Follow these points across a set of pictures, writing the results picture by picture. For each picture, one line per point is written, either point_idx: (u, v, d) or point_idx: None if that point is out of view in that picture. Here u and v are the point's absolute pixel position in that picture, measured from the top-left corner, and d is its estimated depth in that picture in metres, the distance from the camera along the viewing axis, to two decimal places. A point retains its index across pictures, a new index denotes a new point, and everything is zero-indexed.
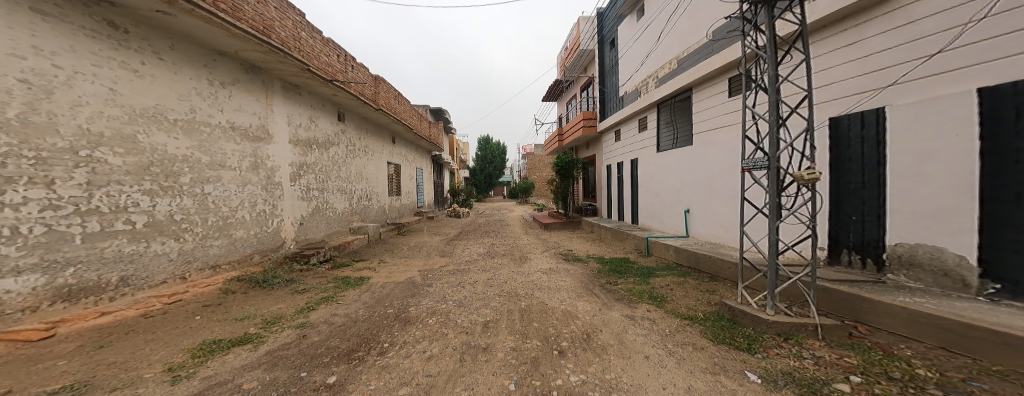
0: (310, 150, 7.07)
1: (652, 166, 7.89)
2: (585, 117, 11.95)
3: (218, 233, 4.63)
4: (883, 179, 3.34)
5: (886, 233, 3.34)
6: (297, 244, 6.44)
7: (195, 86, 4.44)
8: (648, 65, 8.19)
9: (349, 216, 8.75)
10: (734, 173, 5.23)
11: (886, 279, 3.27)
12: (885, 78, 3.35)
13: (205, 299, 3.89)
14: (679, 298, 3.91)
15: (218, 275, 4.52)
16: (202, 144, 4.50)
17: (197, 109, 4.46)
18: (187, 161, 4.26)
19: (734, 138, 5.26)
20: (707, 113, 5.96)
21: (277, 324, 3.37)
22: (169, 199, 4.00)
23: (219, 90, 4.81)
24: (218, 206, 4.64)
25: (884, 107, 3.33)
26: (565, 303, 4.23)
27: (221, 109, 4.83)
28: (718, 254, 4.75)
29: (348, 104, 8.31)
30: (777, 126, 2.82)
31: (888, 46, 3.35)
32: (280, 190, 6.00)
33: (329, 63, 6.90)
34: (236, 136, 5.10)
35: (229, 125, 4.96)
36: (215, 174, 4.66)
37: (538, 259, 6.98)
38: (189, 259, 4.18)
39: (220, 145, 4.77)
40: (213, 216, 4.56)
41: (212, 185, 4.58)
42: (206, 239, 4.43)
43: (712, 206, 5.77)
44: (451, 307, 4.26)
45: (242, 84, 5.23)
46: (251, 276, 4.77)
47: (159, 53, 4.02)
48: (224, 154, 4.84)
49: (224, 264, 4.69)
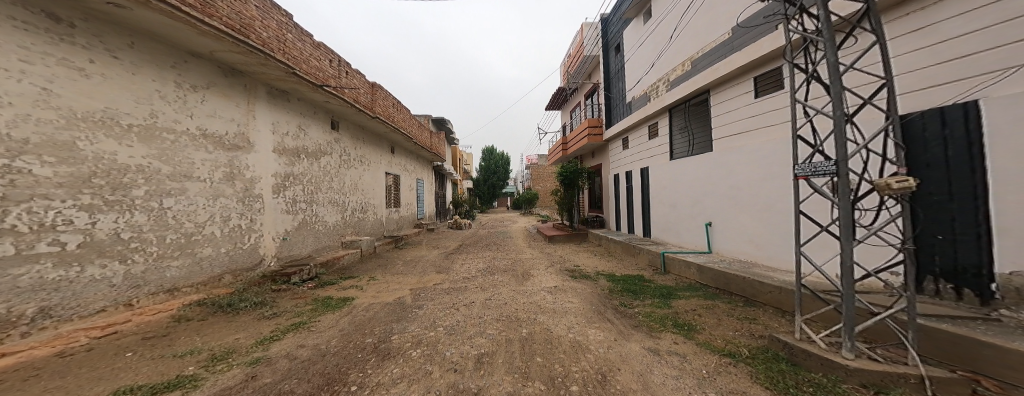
0: (298, 159, 6.64)
1: (667, 175, 7.26)
2: (591, 125, 11.53)
3: (179, 251, 4.13)
4: (982, 189, 2.66)
5: (993, 258, 2.61)
6: (279, 261, 5.94)
7: (158, 89, 4.00)
8: (659, 68, 7.69)
9: (342, 229, 8.29)
10: (770, 181, 4.52)
11: (996, 314, 2.51)
12: (979, 65, 2.73)
13: (147, 330, 3.35)
14: (712, 328, 3.26)
15: (175, 300, 4.00)
16: (165, 153, 4.03)
17: (159, 114, 4.00)
18: (144, 172, 3.79)
19: (766, 141, 4.60)
20: (733, 115, 5.32)
21: (224, 361, 2.80)
22: (115, 215, 3.50)
23: (190, 94, 4.39)
24: (179, 221, 4.16)
25: (976, 100, 2.70)
26: (574, 331, 3.60)
27: (190, 114, 4.39)
28: (754, 275, 4.08)
29: (341, 112, 7.94)
30: (845, 122, 2.18)
31: (977, 28, 2.78)
32: (261, 203, 5.54)
33: (319, 67, 6.53)
34: (208, 144, 4.62)
35: (199, 133, 4.50)
36: (179, 186, 4.18)
37: (543, 276, 6.36)
38: (137, 284, 3.66)
39: (187, 153, 4.31)
40: (173, 233, 4.07)
41: (174, 198, 4.11)
42: (161, 261, 3.92)
43: (741, 219, 5.08)
44: (441, 336, 3.69)
45: (218, 88, 4.81)
46: (215, 300, 4.27)
47: (114, 52, 3.59)
48: (193, 164, 4.38)
49: (185, 286, 4.17)
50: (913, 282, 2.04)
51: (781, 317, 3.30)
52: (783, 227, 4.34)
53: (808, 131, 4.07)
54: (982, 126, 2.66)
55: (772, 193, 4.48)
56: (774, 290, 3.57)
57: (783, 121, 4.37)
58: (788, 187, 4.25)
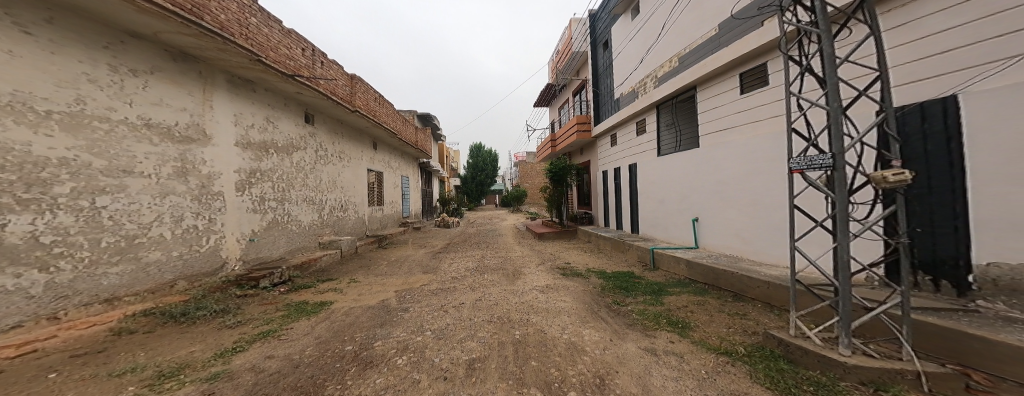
0: (266, 154, 6.23)
1: (655, 170, 7.31)
2: (580, 121, 11.53)
3: (119, 256, 3.81)
4: (961, 183, 2.74)
5: (970, 250, 2.71)
6: (245, 265, 5.69)
7: (86, 72, 3.55)
8: (647, 64, 7.69)
9: (319, 229, 7.88)
10: (756, 176, 4.57)
11: (974, 305, 2.60)
12: (956, 61, 2.83)
13: (77, 346, 3.08)
14: (707, 325, 3.25)
15: (115, 310, 3.69)
16: (97, 144, 3.63)
17: (88, 100, 3.56)
18: (70, 166, 3.41)
19: (753, 136, 4.64)
20: (719, 111, 5.35)
21: (176, 379, 2.73)
22: (30, 217, 3.13)
23: (128, 79, 3.95)
24: (117, 221, 3.80)
25: (955, 94, 2.79)
26: (568, 332, 3.63)
27: (129, 102, 3.95)
28: (743, 269, 4.11)
29: (316, 104, 7.49)
30: (842, 115, 2.14)
31: (957, 23, 2.86)
32: (221, 202, 5.22)
33: (289, 56, 6.07)
34: (154, 135, 4.22)
35: (141, 122, 4.08)
36: (116, 182, 3.81)
37: (533, 275, 6.28)
38: (65, 294, 3.34)
39: (126, 145, 3.90)
40: (110, 236, 3.72)
41: (111, 196, 3.74)
42: (95, 268, 3.57)
43: (728, 214, 5.14)
44: (429, 341, 3.50)
45: (164, 73, 4.37)
46: (164, 309, 4.01)
47: (27, 27, 3.14)
48: (134, 157, 3.98)
49: (127, 295, 3.88)
50: (908, 277, 2.03)
51: (770, 311, 3.34)
52: (769, 221, 4.39)
53: (802, 124, 4.05)
54: (960, 121, 2.74)
55: (759, 187, 4.54)
56: (762, 285, 3.59)
57: (770, 117, 4.40)
58: (774, 182, 4.30)
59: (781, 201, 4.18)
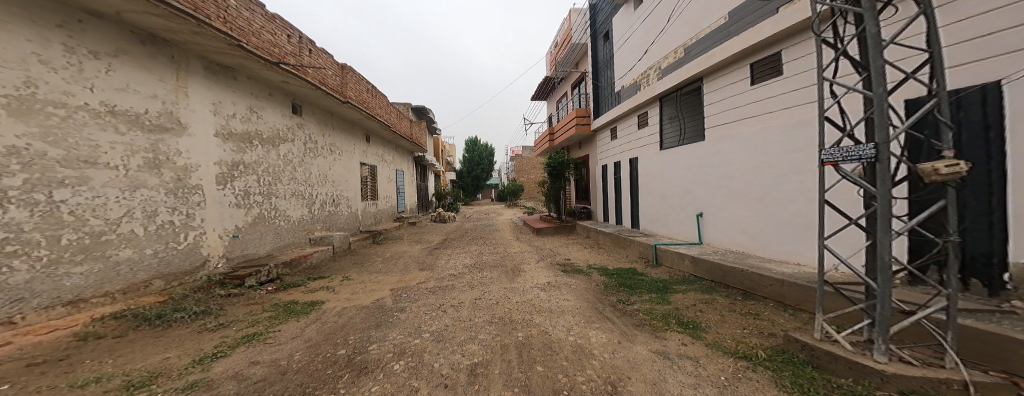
0: (249, 146, 5.93)
1: (658, 165, 7.15)
2: (578, 115, 11.32)
3: (83, 255, 3.58)
4: (999, 177, 2.63)
5: (1006, 248, 2.60)
6: (229, 262, 5.44)
7: (36, 51, 3.31)
8: (651, 55, 7.47)
9: (309, 224, 7.60)
10: (765, 170, 4.42)
11: (1007, 306, 2.50)
12: (995, 46, 2.71)
13: (37, 354, 2.87)
14: (719, 326, 3.10)
15: (80, 313, 3.49)
16: (51, 132, 3.39)
17: (40, 83, 3.33)
18: (21, 155, 3.17)
19: (762, 129, 4.47)
20: (728, 102, 5.16)
21: (146, 388, 2.51)
22: None
23: (89, 62, 3.71)
24: (81, 215, 3.58)
25: (996, 81, 2.67)
26: (574, 334, 3.59)
27: (90, 86, 3.70)
28: (754, 267, 3.92)
29: (304, 94, 7.14)
30: (888, 100, 1.89)
31: (999, 6, 2.72)
32: (200, 195, 4.97)
33: (274, 42, 5.71)
34: (120, 123, 3.98)
35: (105, 108, 3.83)
36: (77, 174, 3.57)
37: (533, 272, 6.12)
38: (21, 297, 3.12)
39: (87, 133, 3.66)
40: (72, 233, 3.50)
41: (72, 189, 3.52)
42: (56, 267, 3.37)
43: (734, 209, 5.01)
44: (427, 344, 3.31)
45: (130, 57, 4.10)
46: (138, 312, 3.79)
47: None
48: (97, 146, 3.75)
49: (96, 296, 3.68)
50: (952, 279, 1.87)
51: (784, 310, 3.18)
52: (777, 217, 4.26)
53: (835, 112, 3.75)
54: (1002, 110, 2.62)
55: (767, 181, 4.38)
56: (774, 283, 3.42)
57: (781, 109, 4.23)
58: (784, 176, 4.14)
59: (792, 196, 4.04)
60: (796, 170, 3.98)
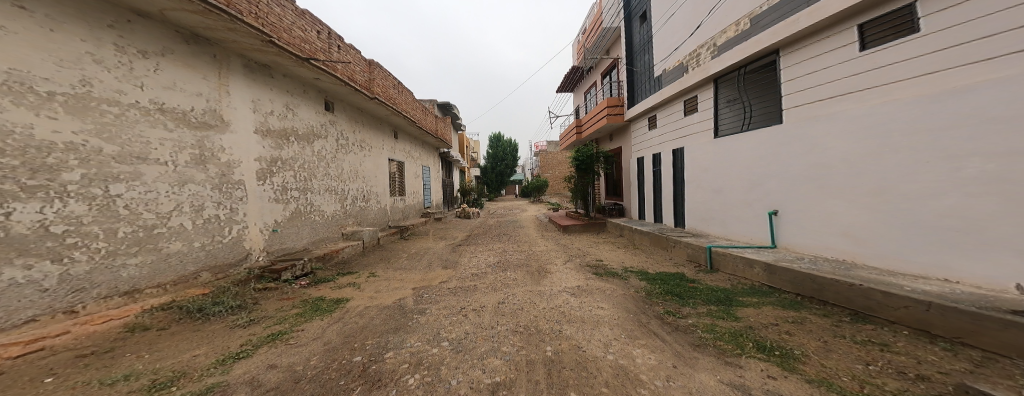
0: (286, 142, 6.00)
1: (712, 155, 6.20)
2: (611, 104, 10.40)
3: (138, 248, 3.55)
4: None
5: None
6: (270, 256, 5.53)
7: (90, 51, 3.23)
8: (702, 31, 6.47)
9: (341, 219, 7.70)
10: (883, 157, 3.45)
11: None
12: None
13: (89, 346, 2.82)
14: (827, 357, 2.31)
15: (135, 303, 3.47)
16: (107, 129, 3.32)
17: (95, 82, 3.25)
18: (78, 151, 3.10)
19: (877, 105, 3.50)
20: (820, 76, 4.17)
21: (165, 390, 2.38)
22: (38, 205, 2.85)
23: (138, 60, 3.63)
24: (135, 211, 3.53)
25: None
26: (614, 352, 3.01)
27: (139, 85, 3.63)
28: (870, 281, 2.96)
29: (335, 91, 7.21)
30: None
31: None
32: (242, 190, 4.99)
33: (304, 39, 5.72)
34: (168, 120, 3.92)
35: (154, 107, 3.76)
36: (130, 169, 3.50)
37: (561, 274, 5.57)
38: (82, 287, 3.10)
39: (139, 130, 3.59)
40: (126, 226, 3.45)
41: (126, 184, 3.46)
42: (114, 259, 3.33)
43: (828, 206, 4.05)
44: (446, 355, 2.95)
45: (175, 56, 4.04)
46: (186, 303, 3.78)
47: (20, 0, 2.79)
48: (148, 143, 3.68)
49: (149, 287, 3.66)
50: None
51: (928, 342, 2.30)
52: (905, 216, 3.29)
53: None
54: None
55: (892, 171, 3.38)
56: (910, 307, 2.51)
57: (917, 77, 3.20)
58: (919, 163, 3.17)
59: (933, 189, 3.06)
60: (942, 155, 3.01)
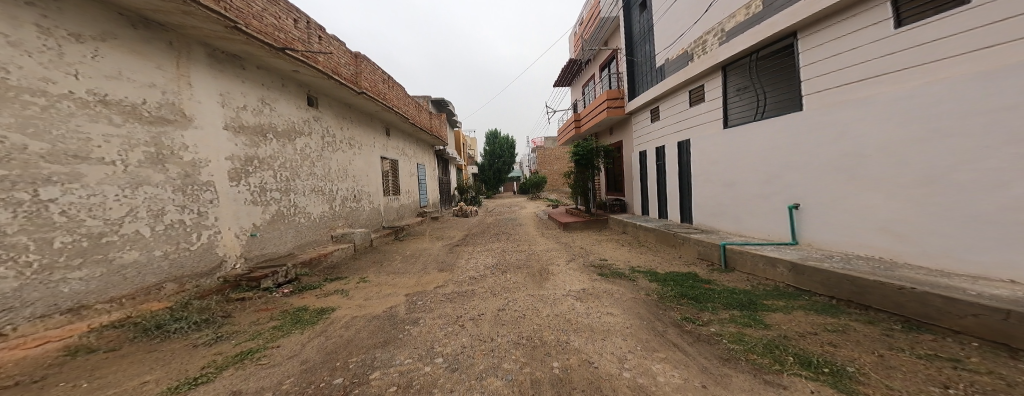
0: (262, 140, 5.54)
1: (722, 148, 5.87)
2: (611, 96, 10.01)
3: (82, 259, 3.10)
4: None
5: None
6: (249, 262, 5.10)
7: (5, 33, 2.76)
8: (708, 16, 6.09)
9: (330, 221, 7.26)
10: (928, 144, 3.11)
11: None
12: None
13: (15, 374, 2.39)
14: (892, 377, 1.95)
15: (81, 322, 3.05)
16: (32, 123, 2.88)
17: (13, 68, 2.79)
18: None
19: (917, 86, 3.15)
20: (848, 57, 3.82)
21: None
22: None
23: (72, 45, 3.18)
24: (77, 217, 3.10)
25: None
26: (630, 369, 2.63)
27: (73, 73, 3.17)
28: (923, 284, 2.60)
29: (318, 85, 6.77)
30: None
31: None
32: (212, 192, 4.54)
33: (279, 27, 5.25)
34: (115, 115, 3.47)
35: (94, 98, 3.31)
36: (67, 170, 3.07)
37: (565, 275, 5.19)
38: (10, 305, 2.65)
39: (76, 125, 3.15)
40: (65, 235, 3.01)
41: (62, 187, 3.02)
42: (51, 273, 2.90)
43: (861, 199, 3.71)
44: (438, 375, 2.56)
45: (120, 42, 3.57)
46: (144, 319, 3.35)
47: None
48: (88, 140, 3.24)
49: (100, 303, 3.22)
50: None
51: (1009, 357, 1.95)
52: (957, 209, 2.94)
53: None
54: None
55: (940, 159, 3.03)
56: (984, 315, 2.16)
57: (966, 53, 2.85)
58: (973, 150, 2.82)
59: (994, 178, 2.71)
60: (1001, 140, 2.66)
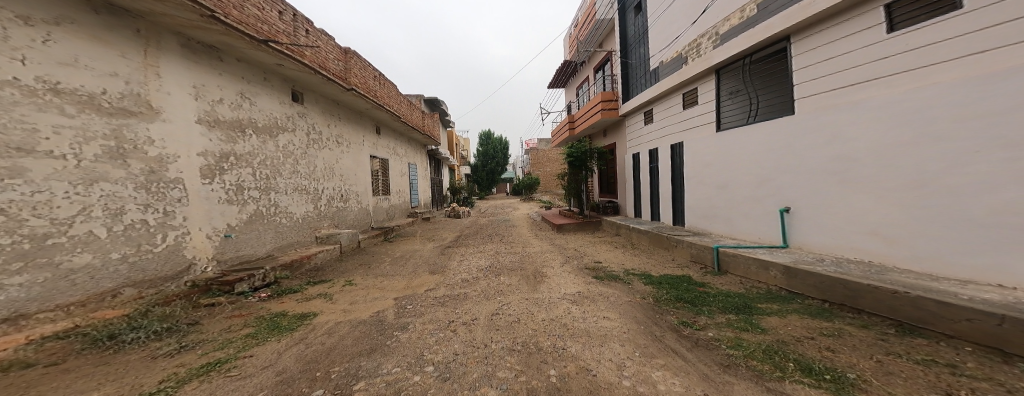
0: (239, 135, 5.24)
1: (715, 150, 5.92)
2: (605, 98, 10.04)
3: (21, 263, 2.82)
4: None
5: None
6: (223, 266, 4.80)
7: None
8: (703, 20, 6.15)
9: (314, 221, 6.96)
10: (919, 148, 3.17)
11: None
12: None
13: None
14: (893, 384, 1.94)
15: (19, 333, 2.74)
16: None
17: None
18: None
19: (909, 91, 3.21)
20: (841, 62, 3.88)
21: None
22: None
23: (20, 27, 2.90)
24: (18, 216, 2.82)
25: None
26: (629, 376, 2.56)
27: (21, 58, 2.89)
28: (916, 288, 2.63)
29: (304, 79, 6.49)
30: None
31: None
32: (180, 190, 4.24)
33: (262, 19, 4.99)
34: (70, 104, 3.19)
35: (43, 86, 3.03)
36: (7, 164, 2.78)
37: (560, 278, 5.11)
38: None
39: (20, 114, 2.87)
40: (3, 237, 2.73)
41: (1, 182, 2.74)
42: None
43: (853, 202, 3.77)
44: (428, 385, 2.42)
45: (79, 27, 3.29)
46: (94, 329, 3.06)
47: None
48: (34, 130, 2.95)
49: (41, 312, 2.92)
50: None
51: (1004, 362, 1.97)
52: (948, 212, 3.00)
53: None
54: None
55: (931, 163, 3.09)
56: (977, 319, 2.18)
57: (957, 58, 2.91)
58: (963, 154, 2.89)
59: (984, 181, 2.77)
60: (991, 145, 2.73)
